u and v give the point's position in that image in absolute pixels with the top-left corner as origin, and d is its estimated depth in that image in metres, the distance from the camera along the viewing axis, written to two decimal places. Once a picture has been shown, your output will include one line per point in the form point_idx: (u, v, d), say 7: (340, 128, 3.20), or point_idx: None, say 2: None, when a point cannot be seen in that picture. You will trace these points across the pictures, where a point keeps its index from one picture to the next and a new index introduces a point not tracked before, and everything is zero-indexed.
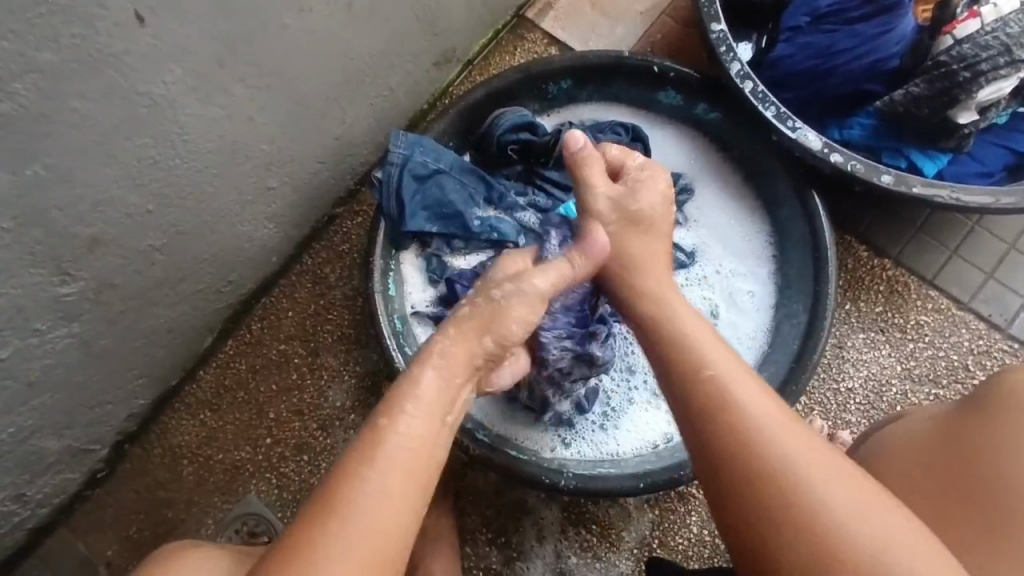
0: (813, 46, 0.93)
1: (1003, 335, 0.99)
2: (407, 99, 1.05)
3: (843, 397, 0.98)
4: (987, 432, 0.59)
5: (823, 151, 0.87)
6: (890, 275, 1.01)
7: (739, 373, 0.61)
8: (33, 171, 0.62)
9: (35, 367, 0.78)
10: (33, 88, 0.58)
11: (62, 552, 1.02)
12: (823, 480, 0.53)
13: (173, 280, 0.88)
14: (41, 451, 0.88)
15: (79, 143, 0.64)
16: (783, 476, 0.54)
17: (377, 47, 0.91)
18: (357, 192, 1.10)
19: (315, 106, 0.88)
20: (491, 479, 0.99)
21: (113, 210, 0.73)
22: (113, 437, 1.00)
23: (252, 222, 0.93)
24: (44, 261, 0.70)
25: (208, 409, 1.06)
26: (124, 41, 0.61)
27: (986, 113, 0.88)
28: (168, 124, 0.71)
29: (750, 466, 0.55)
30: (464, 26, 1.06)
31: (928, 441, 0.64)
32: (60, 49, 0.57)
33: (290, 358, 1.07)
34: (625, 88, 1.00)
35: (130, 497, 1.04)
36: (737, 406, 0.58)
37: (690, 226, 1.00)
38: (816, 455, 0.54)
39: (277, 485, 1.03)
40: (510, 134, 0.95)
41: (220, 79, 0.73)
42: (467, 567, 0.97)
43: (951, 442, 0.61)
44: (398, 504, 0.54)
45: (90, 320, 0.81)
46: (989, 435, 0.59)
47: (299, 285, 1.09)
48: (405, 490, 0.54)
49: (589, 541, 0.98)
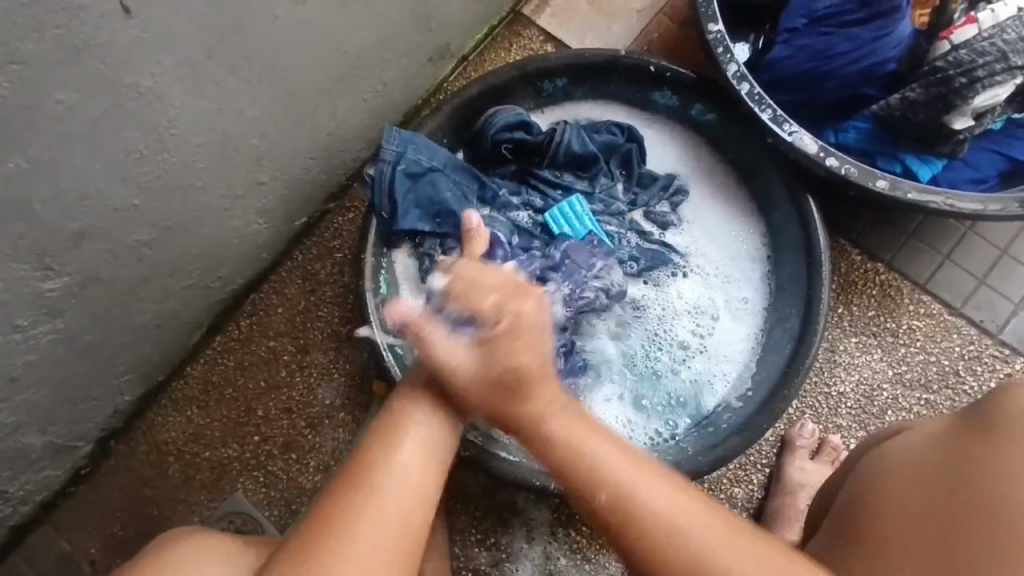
0: (811, 48, 0.92)
1: (994, 341, 1.00)
2: (401, 94, 1.04)
3: (834, 401, 0.98)
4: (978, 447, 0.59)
5: (819, 155, 0.86)
6: (882, 280, 1.01)
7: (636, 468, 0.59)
8: (15, 164, 0.61)
9: (18, 364, 0.77)
10: (16, 79, 0.56)
11: (46, 548, 1.00)
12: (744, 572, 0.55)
13: (160, 275, 0.87)
14: (23, 448, 0.87)
15: (65, 137, 0.63)
16: (633, 523, 0.57)
17: (371, 41, 0.90)
18: (349, 188, 1.09)
19: (306, 101, 0.87)
20: (481, 479, 0.99)
21: (98, 205, 0.71)
22: (98, 434, 0.99)
23: (242, 217, 0.92)
24: (27, 256, 0.68)
25: (195, 406, 1.05)
26: (109, 32, 0.59)
27: (981, 119, 0.88)
28: (155, 118, 0.70)
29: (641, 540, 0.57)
30: (459, 21, 1.05)
31: (926, 457, 0.63)
32: (43, 40, 0.56)
33: (278, 355, 1.06)
34: (621, 87, 0.99)
35: (115, 494, 1.02)
36: (638, 511, 0.57)
37: (684, 227, 1.00)
38: (733, 551, 0.55)
39: (265, 483, 1.02)
40: (503, 133, 0.94)
41: (209, 73, 0.72)
42: (456, 567, 0.97)
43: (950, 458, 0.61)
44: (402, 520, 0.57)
45: (75, 316, 0.79)
46: (989, 454, 0.58)
47: (288, 281, 1.07)
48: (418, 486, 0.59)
49: (578, 542, 0.97)
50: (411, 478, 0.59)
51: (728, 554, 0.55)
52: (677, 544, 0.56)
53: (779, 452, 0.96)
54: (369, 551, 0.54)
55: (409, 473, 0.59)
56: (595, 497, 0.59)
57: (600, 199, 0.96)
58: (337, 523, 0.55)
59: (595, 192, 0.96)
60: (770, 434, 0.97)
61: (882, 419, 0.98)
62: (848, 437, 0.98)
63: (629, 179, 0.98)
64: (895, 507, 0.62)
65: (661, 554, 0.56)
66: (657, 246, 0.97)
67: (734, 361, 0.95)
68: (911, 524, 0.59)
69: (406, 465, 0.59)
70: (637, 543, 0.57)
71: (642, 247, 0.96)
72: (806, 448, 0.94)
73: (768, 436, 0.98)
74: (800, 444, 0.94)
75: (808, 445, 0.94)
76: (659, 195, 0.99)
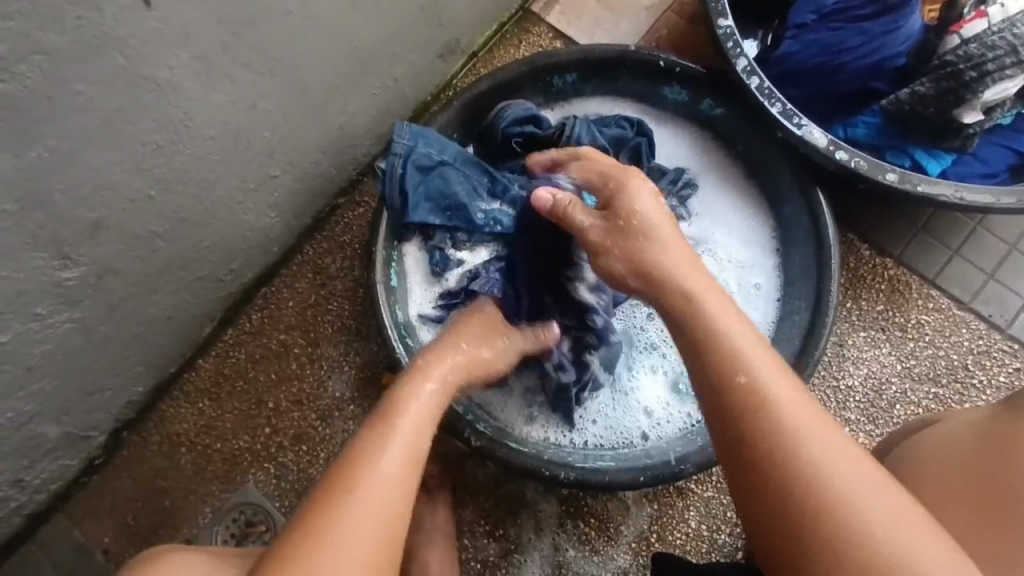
0: (820, 42, 0.93)
1: (1003, 336, 1.00)
2: (411, 89, 1.05)
3: (842, 395, 0.99)
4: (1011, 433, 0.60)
5: (829, 149, 0.87)
6: (891, 274, 1.01)
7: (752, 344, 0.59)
8: (36, 154, 0.62)
9: (35, 353, 0.78)
10: (38, 69, 0.57)
11: (59, 538, 1.01)
12: (851, 489, 0.50)
13: (174, 267, 0.88)
14: (39, 437, 0.88)
15: (84, 127, 0.64)
16: (771, 422, 0.55)
17: (382, 37, 0.91)
18: (359, 182, 1.10)
19: (319, 95, 0.88)
20: (490, 471, 1.00)
21: (115, 195, 0.72)
22: (111, 424, 1.00)
23: (254, 210, 0.93)
24: (46, 245, 0.69)
25: (207, 398, 1.06)
26: (128, 24, 0.60)
27: (990, 113, 0.88)
28: (171, 110, 0.71)
29: (763, 440, 0.54)
30: (469, 17, 1.06)
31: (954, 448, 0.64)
32: (65, 31, 0.56)
33: (289, 348, 1.07)
34: (630, 82, 1.00)
35: (127, 485, 1.03)
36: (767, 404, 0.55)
37: (693, 221, 1.00)
38: (857, 471, 0.51)
39: (276, 474, 1.03)
40: (513, 128, 0.95)
41: (224, 66, 0.73)
42: (465, 559, 0.97)
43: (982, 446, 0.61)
44: (389, 509, 0.55)
45: (91, 306, 0.80)
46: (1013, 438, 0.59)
47: (299, 275, 1.08)
48: (409, 475, 0.57)
49: (587, 534, 0.98)
50: (399, 479, 0.56)
51: (855, 469, 0.52)
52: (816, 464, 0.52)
53: None
54: (375, 500, 0.54)
55: (417, 412, 0.62)
56: (734, 377, 0.58)
57: None
58: (347, 473, 0.56)
59: None
60: None
61: (891, 412, 0.98)
62: (857, 430, 0.98)
63: (638, 173, 0.99)
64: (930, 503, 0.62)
65: (785, 469, 0.53)
66: None
67: None
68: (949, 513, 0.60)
69: (411, 420, 0.61)
70: (765, 435, 0.54)
71: None
72: None
73: None
74: None
75: None
76: (669, 189, 0.99)
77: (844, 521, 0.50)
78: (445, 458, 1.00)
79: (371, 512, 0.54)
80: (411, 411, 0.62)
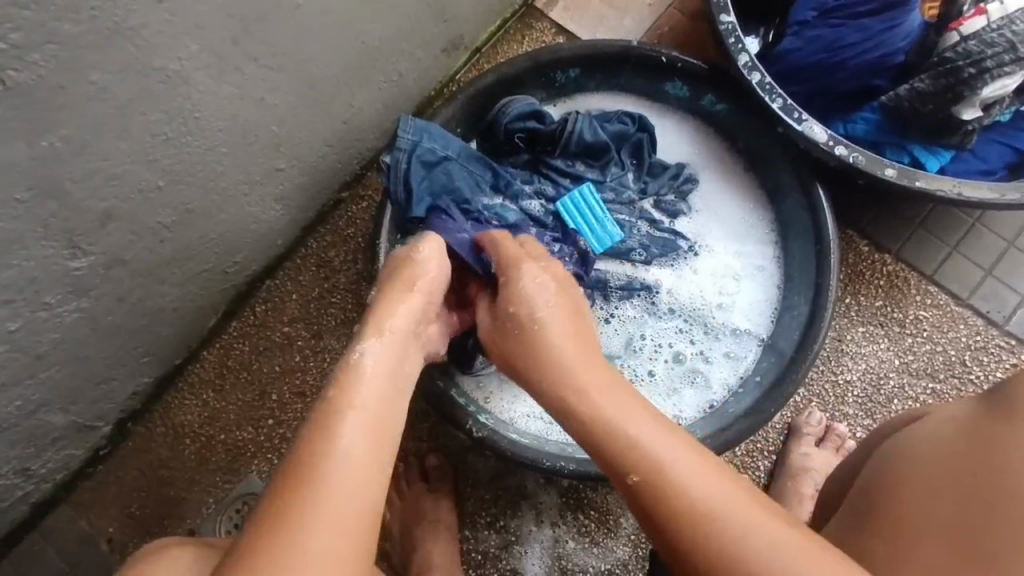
0: (821, 39, 0.94)
1: (1001, 332, 1.00)
2: (416, 84, 1.06)
3: (840, 390, 1.00)
4: (1009, 433, 0.57)
5: (829, 144, 0.87)
6: (890, 270, 1.02)
7: (628, 408, 0.64)
8: (49, 143, 0.63)
9: (44, 342, 0.79)
10: (53, 59, 0.58)
11: (63, 527, 1.02)
12: (715, 505, 0.54)
13: (181, 257, 0.88)
14: (47, 426, 0.89)
15: (97, 117, 0.65)
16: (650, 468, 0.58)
17: (389, 32, 0.92)
18: (363, 176, 1.11)
19: (324, 89, 0.89)
20: (490, 463, 1.01)
21: (125, 185, 0.73)
22: (116, 415, 1.00)
23: (260, 203, 0.94)
24: (57, 234, 0.70)
25: (211, 389, 1.07)
26: (142, 15, 0.61)
27: (990, 110, 0.89)
28: (181, 101, 0.72)
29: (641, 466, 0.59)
30: (474, 14, 1.07)
31: (948, 442, 0.61)
32: (80, 22, 0.57)
33: (292, 341, 1.08)
34: (634, 77, 1.01)
35: (131, 475, 1.05)
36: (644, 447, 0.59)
37: (693, 216, 1.01)
38: (722, 496, 0.55)
39: (279, 466, 1.05)
40: (516, 122, 0.95)
41: (234, 58, 0.73)
42: (466, 550, 0.98)
43: (975, 441, 0.58)
44: (367, 463, 0.55)
45: (100, 296, 0.81)
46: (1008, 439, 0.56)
47: (303, 268, 1.10)
48: (372, 452, 0.57)
49: (587, 526, 0.99)
50: (357, 464, 0.55)
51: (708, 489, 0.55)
52: (690, 483, 0.56)
53: (785, 439, 0.98)
54: (343, 477, 0.54)
55: (378, 384, 0.62)
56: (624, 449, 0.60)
57: (611, 188, 0.98)
58: (307, 463, 0.54)
59: (606, 181, 0.98)
60: (776, 420, 0.98)
61: (889, 407, 0.99)
62: (855, 425, 0.99)
63: (639, 169, 1.00)
64: (912, 488, 0.60)
65: (674, 494, 0.56)
66: (668, 236, 0.99)
67: (741, 347, 0.96)
68: (930, 507, 0.57)
69: (370, 391, 0.61)
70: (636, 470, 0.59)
71: (654, 236, 0.98)
72: (814, 435, 0.95)
73: (775, 422, 0.99)
74: (808, 430, 0.95)
75: (816, 432, 0.95)
76: (669, 184, 1.00)
77: (704, 530, 0.53)
78: (447, 449, 1.01)
79: (343, 484, 0.53)
80: (365, 401, 0.60)
